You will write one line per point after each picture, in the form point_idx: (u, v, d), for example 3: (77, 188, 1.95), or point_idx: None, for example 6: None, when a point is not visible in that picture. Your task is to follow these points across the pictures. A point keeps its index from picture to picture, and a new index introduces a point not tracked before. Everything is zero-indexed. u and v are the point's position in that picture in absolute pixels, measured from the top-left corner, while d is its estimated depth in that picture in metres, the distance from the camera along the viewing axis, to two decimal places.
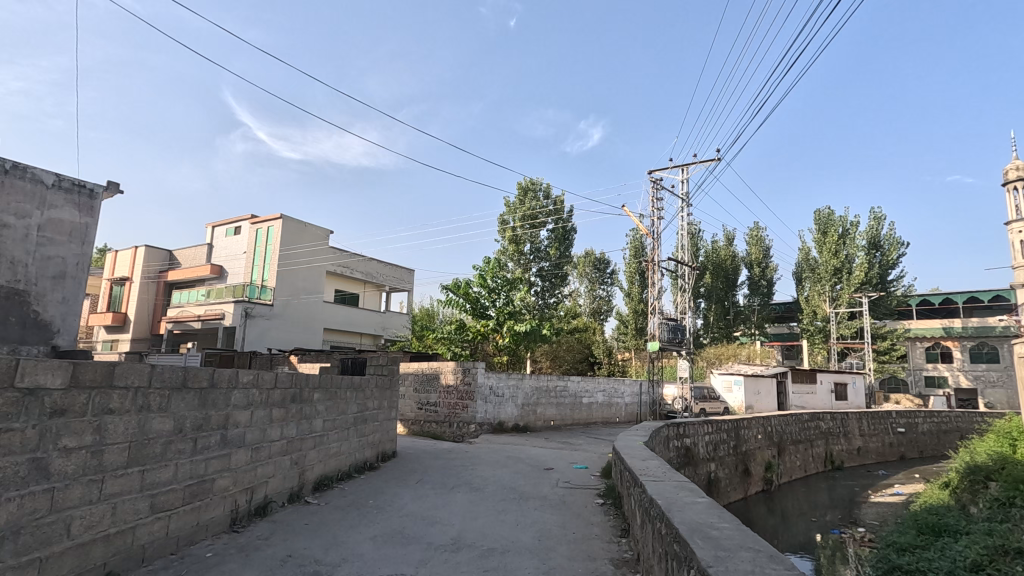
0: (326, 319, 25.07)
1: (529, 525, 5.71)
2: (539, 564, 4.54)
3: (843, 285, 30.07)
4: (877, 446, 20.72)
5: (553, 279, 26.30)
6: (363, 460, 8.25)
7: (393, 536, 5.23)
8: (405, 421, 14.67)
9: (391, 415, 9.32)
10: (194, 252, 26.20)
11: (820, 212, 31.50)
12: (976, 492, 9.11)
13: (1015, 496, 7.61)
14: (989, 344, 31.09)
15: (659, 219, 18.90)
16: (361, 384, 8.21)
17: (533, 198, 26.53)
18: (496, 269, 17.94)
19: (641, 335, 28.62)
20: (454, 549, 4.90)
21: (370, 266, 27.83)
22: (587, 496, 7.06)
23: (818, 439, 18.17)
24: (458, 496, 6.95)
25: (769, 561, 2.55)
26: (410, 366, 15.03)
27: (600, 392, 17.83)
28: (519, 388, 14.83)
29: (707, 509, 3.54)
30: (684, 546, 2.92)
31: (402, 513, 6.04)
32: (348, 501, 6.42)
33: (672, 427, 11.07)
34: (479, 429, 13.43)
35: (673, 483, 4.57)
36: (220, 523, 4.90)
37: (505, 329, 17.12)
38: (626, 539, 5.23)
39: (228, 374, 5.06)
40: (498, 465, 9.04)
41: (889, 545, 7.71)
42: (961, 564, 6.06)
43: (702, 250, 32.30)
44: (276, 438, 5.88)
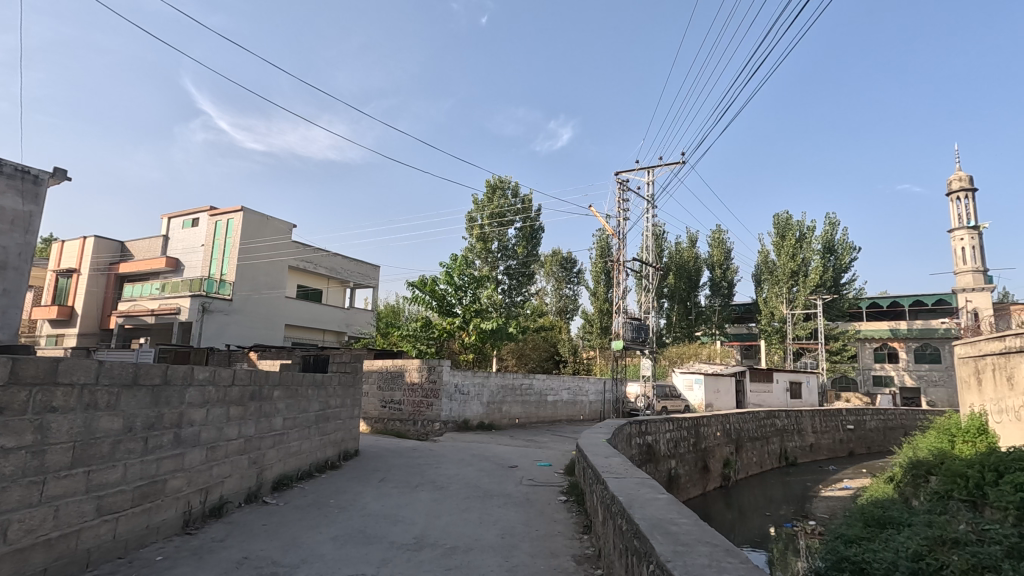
0: (288, 315, 24.44)
1: (492, 524, 5.70)
2: (502, 562, 4.54)
3: (799, 286, 31.15)
4: (828, 443, 21.59)
5: (520, 278, 26.41)
6: (325, 459, 8.08)
7: (354, 535, 5.14)
8: (368, 419, 14.48)
9: (354, 414, 9.17)
10: (148, 243, 25.21)
11: (779, 216, 32.47)
12: (918, 485, 9.61)
13: (952, 490, 8.04)
14: (932, 345, 32.70)
15: (625, 220, 19.16)
16: (323, 382, 8.05)
17: (501, 196, 26.45)
18: (463, 266, 17.89)
19: (606, 334, 29.03)
20: (417, 548, 4.85)
21: (334, 261, 27.29)
22: (551, 494, 7.10)
23: (774, 436, 18.78)
24: (422, 495, 6.89)
25: (725, 555, 2.62)
26: (374, 364, 14.84)
27: (564, 390, 17.99)
28: (485, 386, 14.82)
29: (667, 506, 3.61)
30: (645, 541, 2.97)
31: (364, 513, 5.95)
32: (308, 501, 6.29)
33: (634, 424, 11.27)
34: (444, 427, 13.36)
35: (635, 479, 4.64)
36: (172, 525, 4.73)
37: (471, 326, 17.08)
38: (588, 535, 5.29)
39: (183, 371, 4.88)
40: (463, 464, 9.00)
41: (837, 537, 8.03)
42: (903, 554, 6.36)
43: (665, 251, 32.92)
44: (234, 437, 5.72)
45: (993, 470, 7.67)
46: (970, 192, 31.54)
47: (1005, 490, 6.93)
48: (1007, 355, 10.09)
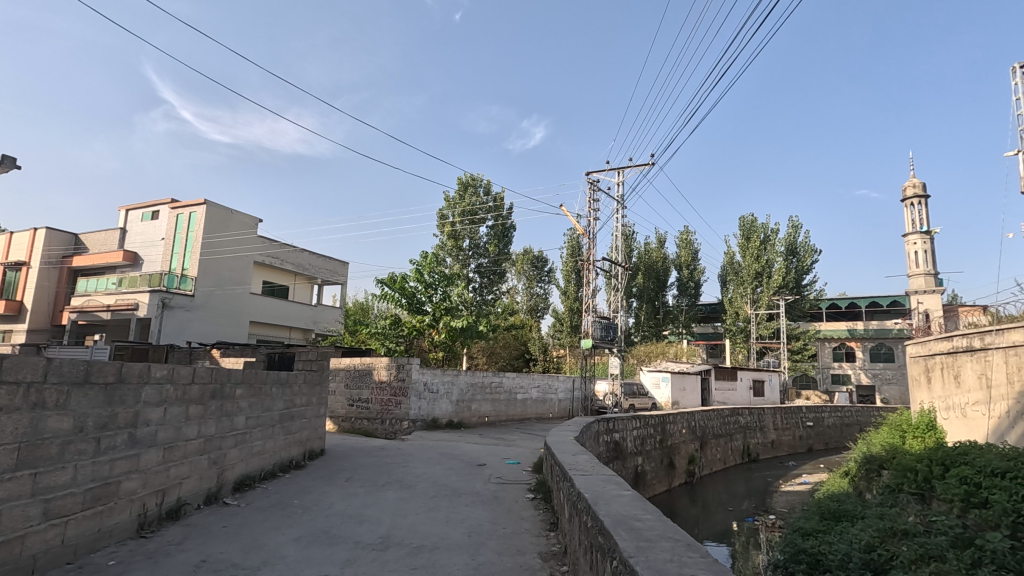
0: (253, 311, 23.84)
1: (460, 522, 5.69)
2: (468, 561, 4.54)
3: (762, 287, 32.00)
4: (789, 439, 22.26)
5: (491, 276, 26.42)
6: (289, 459, 7.92)
7: (318, 536, 5.06)
8: (335, 418, 14.27)
9: (320, 413, 9.01)
10: (104, 236, 24.28)
11: (745, 218, 33.23)
12: (871, 479, 10.00)
13: (902, 483, 8.40)
14: (886, 345, 34.03)
15: (595, 219, 19.32)
16: (288, 379, 7.89)
17: (472, 194, 26.34)
18: (433, 264, 17.77)
19: (576, 333, 29.29)
20: (383, 547, 4.80)
21: (301, 257, 26.72)
22: (518, 492, 7.13)
23: (737, 433, 19.24)
24: (389, 494, 6.81)
25: (687, 549, 2.68)
26: (341, 361, 14.62)
27: (534, 389, 18.07)
28: (454, 384, 14.77)
29: (632, 501, 3.67)
30: (609, 537, 3.01)
31: (329, 513, 5.86)
32: (271, 501, 6.16)
33: (602, 422, 11.41)
34: (412, 425, 13.26)
35: (601, 476, 4.70)
36: (126, 529, 4.56)
37: (441, 324, 16.96)
38: (554, 532, 5.34)
39: (138, 368, 4.72)
40: (431, 462, 8.96)
41: (795, 531, 8.30)
42: (856, 545, 6.62)
43: (635, 251, 33.37)
44: (193, 437, 5.55)
45: (940, 464, 8.01)
46: (923, 199, 33.02)
47: (950, 483, 7.26)
48: (954, 355, 10.57)
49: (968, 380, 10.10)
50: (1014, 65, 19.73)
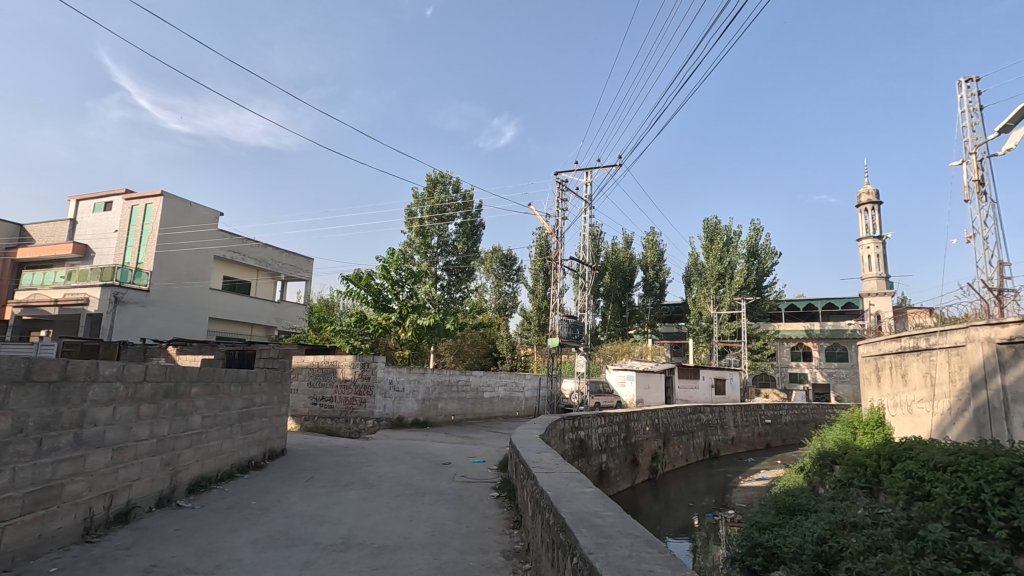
0: (212, 307, 23.08)
1: (423, 521, 5.64)
2: (431, 560, 4.50)
3: (725, 288, 32.79)
4: (748, 436, 22.92)
5: (460, 274, 26.30)
6: (248, 459, 7.70)
7: (277, 537, 4.95)
8: (297, 417, 13.99)
9: (281, 411, 8.80)
10: (52, 227, 23.19)
11: (708, 221, 33.97)
12: (824, 473, 10.40)
13: (853, 477, 8.75)
14: (841, 345, 35.36)
15: (563, 219, 19.43)
16: (248, 378, 7.69)
17: (441, 191, 26.15)
18: (400, 261, 17.56)
19: (543, 331, 29.41)
20: (343, 548, 4.73)
21: (264, 252, 26.02)
22: (483, 490, 7.13)
23: (699, 430, 19.70)
24: (351, 493, 6.71)
25: (645, 545, 2.72)
26: (304, 360, 14.32)
27: (501, 387, 18.08)
28: (420, 383, 14.65)
29: (594, 499, 3.70)
30: (570, 534, 3.03)
31: (288, 513, 5.73)
32: (228, 503, 5.98)
33: (568, 420, 11.51)
34: (377, 424, 13.08)
35: (564, 474, 4.74)
36: (70, 533, 4.36)
37: (407, 322, 16.79)
38: (517, 530, 5.34)
39: (86, 366, 4.52)
40: (395, 461, 8.87)
41: (752, 525, 8.58)
42: (809, 539, 7.02)
43: (603, 251, 33.74)
44: (144, 437, 5.35)
45: (888, 459, 8.34)
46: (876, 205, 34.47)
47: (897, 477, 7.56)
48: (902, 354, 11.06)
49: (914, 379, 10.57)
50: (961, 78, 20.73)
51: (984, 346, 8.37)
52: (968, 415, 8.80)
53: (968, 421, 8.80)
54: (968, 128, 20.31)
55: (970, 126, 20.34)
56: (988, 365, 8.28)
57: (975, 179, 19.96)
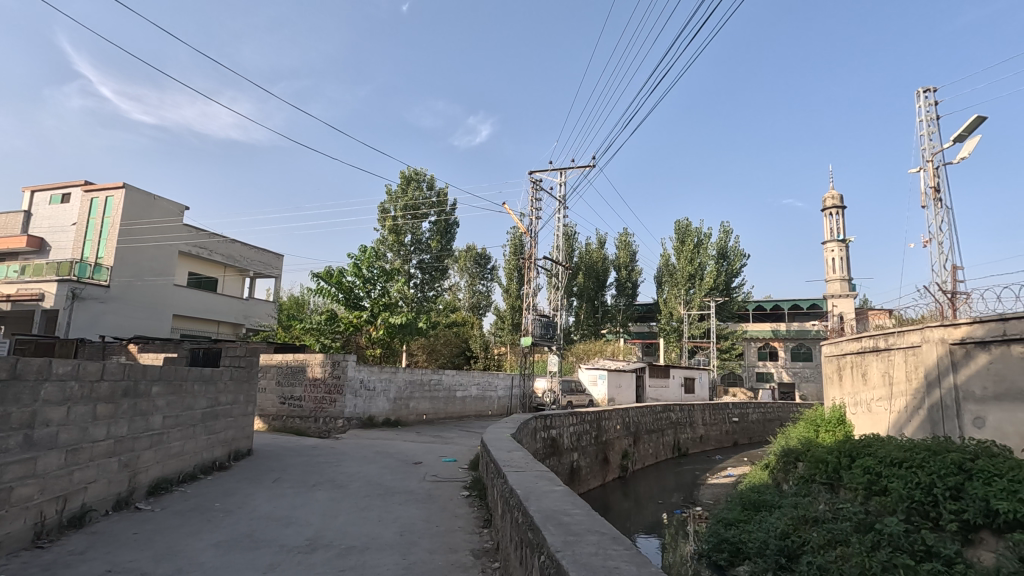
0: (176, 304, 22.41)
1: (392, 521, 5.59)
2: (399, 560, 4.46)
3: (695, 289, 33.38)
4: (716, 434, 23.39)
5: (433, 272, 26.13)
6: (212, 460, 7.50)
7: (240, 540, 4.83)
8: (265, 417, 13.71)
9: (248, 411, 8.59)
10: (5, 219, 22.21)
11: (680, 223, 34.49)
12: (788, 470, 10.70)
13: (814, 474, 9.02)
14: (805, 345, 36.36)
15: (537, 219, 19.49)
16: (212, 377, 7.50)
17: (415, 188, 25.95)
18: (373, 258, 17.35)
19: (516, 330, 29.44)
20: (309, 550, 4.65)
21: (232, 248, 25.35)
22: (454, 489, 7.10)
23: (668, 428, 20.01)
24: (319, 494, 6.60)
25: (612, 542, 2.75)
26: (273, 358, 14.01)
27: (473, 386, 18.05)
28: (392, 382, 14.51)
29: (562, 497, 3.72)
30: (538, 533, 3.04)
31: (253, 515, 5.61)
32: (190, 505, 5.81)
33: (539, 419, 11.55)
34: (347, 424, 12.91)
35: (534, 473, 4.75)
36: (19, 539, 4.17)
37: (379, 321, 16.59)
38: (487, 530, 5.34)
39: (38, 364, 4.34)
40: (365, 461, 8.77)
41: (719, 521, 8.78)
42: (773, 533, 7.23)
43: (576, 251, 33.97)
44: (101, 438, 5.16)
45: (847, 455, 8.60)
46: (840, 209, 35.56)
47: (856, 473, 7.81)
48: (862, 354, 11.44)
49: (874, 378, 10.93)
50: (920, 88, 21.51)
51: (939, 346, 8.70)
52: (923, 413, 9.15)
53: (923, 419, 9.14)
54: (926, 137, 21.10)
55: (928, 135, 21.12)
56: (942, 364, 8.61)
57: (932, 186, 20.75)
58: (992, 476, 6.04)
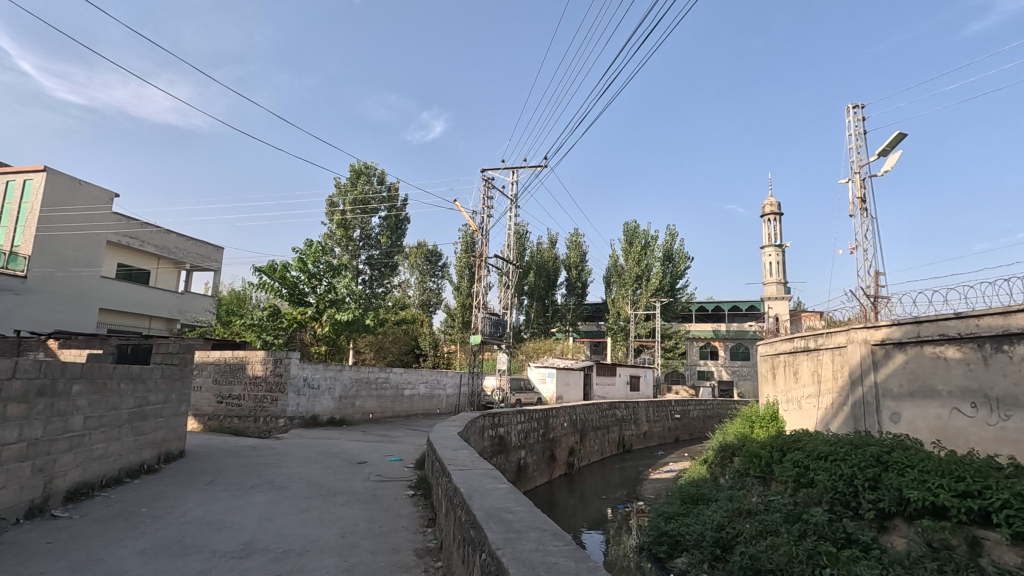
0: (104, 297, 21.03)
1: (333, 523, 5.45)
2: (339, 562, 4.36)
3: (642, 289, 34.28)
4: (659, 430, 24.13)
5: (382, 269, 25.69)
6: (140, 463, 7.08)
7: (168, 547, 4.59)
8: (200, 417, 13.09)
9: (181, 410, 8.17)
10: None
11: (628, 224, 35.27)
12: (724, 464, 11.17)
13: (749, 467, 9.46)
14: (743, 345, 38.06)
15: (488, 217, 19.46)
16: (140, 375, 7.09)
17: (365, 182, 25.38)
18: (319, 253, 16.84)
19: (466, 328, 29.34)
20: (244, 555, 4.46)
21: (167, 239, 23.96)
22: (399, 488, 7.01)
23: (614, 425, 20.48)
24: (256, 496, 6.36)
25: (552, 538, 2.79)
26: (209, 355, 13.39)
27: (422, 384, 17.88)
28: (337, 379, 14.16)
29: (506, 495, 3.74)
30: (480, 531, 3.04)
31: (184, 520, 5.34)
32: (113, 511, 5.48)
33: (487, 417, 11.56)
34: (289, 423, 12.50)
35: (479, 471, 4.75)
36: None
37: (325, 317, 16.13)
38: (432, 528, 5.30)
39: None
40: (307, 461, 8.53)
41: (660, 515, 9.08)
42: (709, 526, 7.55)
43: (528, 250, 34.18)
44: (11, 440, 4.79)
45: (778, 449, 9.05)
46: (777, 216, 37.40)
47: (786, 466, 8.24)
48: (794, 354, 12.08)
49: (804, 376, 11.55)
50: (849, 104, 22.86)
51: (862, 346, 9.29)
52: (847, 409, 9.75)
53: (847, 415, 9.74)
54: (854, 150, 22.43)
55: (856, 148, 22.47)
56: (865, 363, 9.20)
57: (859, 197, 22.11)
58: (905, 467, 6.49)
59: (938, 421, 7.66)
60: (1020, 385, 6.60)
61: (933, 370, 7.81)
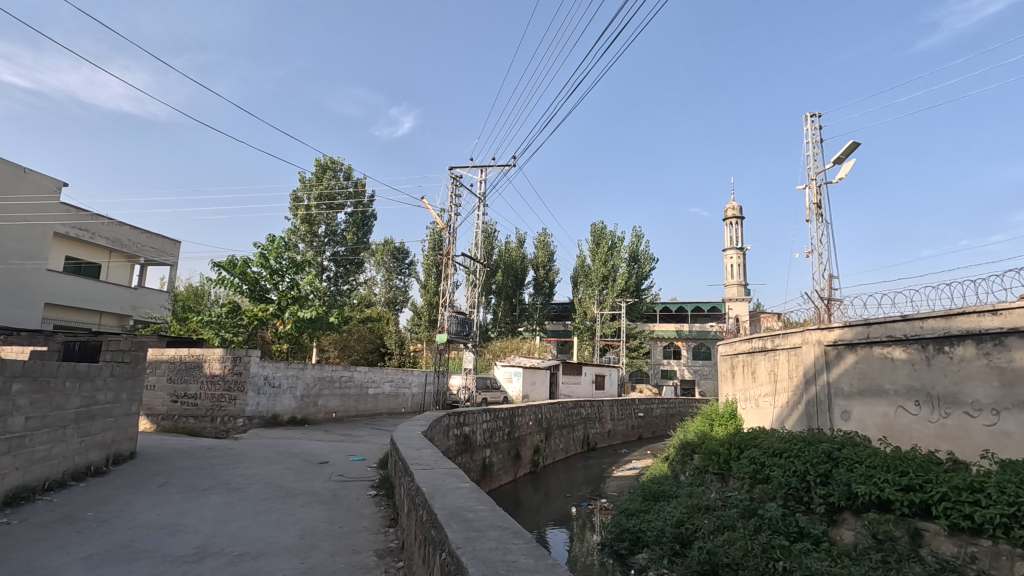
0: (50, 292, 20.03)
1: (292, 524, 5.33)
2: (297, 564, 4.28)
3: (608, 289, 34.74)
4: (623, 428, 24.51)
5: (348, 266, 25.27)
6: (87, 465, 6.78)
7: (115, 552, 4.41)
8: (153, 417, 12.61)
9: (131, 410, 7.85)
10: None
11: (595, 225, 35.68)
12: (685, 462, 11.40)
13: (708, 464, 9.69)
14: (705, 345, 39.02)
15: (456, 215, 19.38)
16: (88, 373, 6.79)
17: (331, 177, 24.90)
18: (282, 248, 16.43)
19: (433, 327, 29.11)
20: (197, 559, 4.33)
21: (119, 232, 22.94)
22: (361, 489, 6.90)
23: (579, 424, 20.69)
24: (212, 498, 6.17)
25: (513, 537, 2.79)
26: (164, 353, 12.90)
27: (386, 383, 17.67)
28: (299, 378, 13.86)
29: (469, 494, 3.74)
30: (441, 530, 3.02)
31: (133, 524, 5.14)
32: (57, 516, 5.23)
33: (452, 416, 11.52)
34: (248, 423, 12.17)
35: (442, 470, 4.72)
36: None
37: (287, 314, 15.76)
38: (393, 529, 5.25)
39: None
40: (266, 462, 8.32)
41: (622, 512, 9.23)
42: (669, 522, 7.72)
43: (495, 249, 34.17)
44: None
45: (736, 447, 9.30)
46: (739, 219, 38.47)
47: (744, 463, 8.49)
48: (753, 354, 12.43)
49: (761, 375, 11.92)
50: (807, 113, 23.66)
51: (816, 347, 9.64)
52: (801, 408, 10.10)
53: (801, 413, 10.09)
54: (811, 157, 23.26)
55: (813, 156, 23.28)
56: (818, 363, 9.55)
57: (815, 203, 22.92)
58: (854, 463, 6.75)
59: (885, 418, 8.01)
60: (959, 384, 6.96)
61: (881, 370, 8.16)
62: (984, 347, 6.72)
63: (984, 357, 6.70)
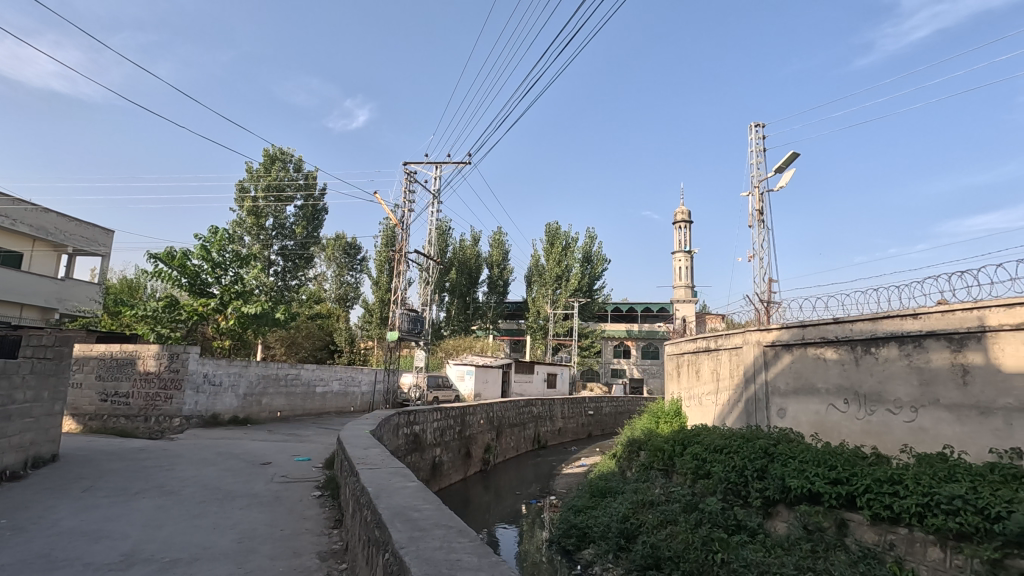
0: None
1: (229, 528, 5.12)
2: (233, 570, 4.11)
3: (561, 289, 35.18)
4: (572, 427, 24.86)
5: (297, 261, 24.50)
6: (2, 468, 6.29)
7: (31, 562, 4.11)
8: (79, 416, 11.85)
9: (54, 410, 7.35)
10: None
11: (550, 225, 35.99)
12: (631, 458, 11.68)
13: (654, 460, 9.94)
14: (653, 344, 40.11)
15: (409, 211, 19.11)
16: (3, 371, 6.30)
17: (280, 168, 24.06)
18: (225, 241, 15.76)
19: (384, 325, 28.57)
20: (124, 566, 4.10)
21: (46, 219, 21.43)
22: (305, 489, 6.71)
23: (530, 422, 20.84)
24: (143, 502, 5.85)
25: (457, 536, 2.78)
26: (93, 349, 12.14)
27: (335, 381, 17.24)
28: (242, 376, 13.32)
29: (415, 493, 3.70)
30: (384, 530, 2.97)
31: (52, 532, 4.80)
32: None
33: (402, 415, 11.36)
34: (185, 423, 11.61)
35: (388, 470, 4.64)
36: None
37: (229, 310, 15.14)
38: (337, 530, 5.13)
39: None
40: (204, 463, 7.96)
41: (569, 508, 9.38)
42: (615, 517, 7.91)
43: (450, 247, 33.94)
44: None
45: (680, 443, 9.60)
46: (687, 223, 39.65)
47: (687, 459, 8.76)
48: (697, 353, 12.85)
49: (705, 374, 12.33)
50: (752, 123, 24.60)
51: (756, 347, 10.07)
52: (741, 405, 10.53)
53: (741, 410, 10.51)
54: (755, 165, 24.24)
55: (756, 164, 24.26)
56: (757, 363, 9.98)
57: (757, 209, 23.92)
58: (788, 458, 7.07)
59: (817, 416, 8.46)
60: (883, 384, 7.43)
61: (814, 369, 8.62)
62: (905, 349, 7.19)
63: (906, 358, 7.16)
